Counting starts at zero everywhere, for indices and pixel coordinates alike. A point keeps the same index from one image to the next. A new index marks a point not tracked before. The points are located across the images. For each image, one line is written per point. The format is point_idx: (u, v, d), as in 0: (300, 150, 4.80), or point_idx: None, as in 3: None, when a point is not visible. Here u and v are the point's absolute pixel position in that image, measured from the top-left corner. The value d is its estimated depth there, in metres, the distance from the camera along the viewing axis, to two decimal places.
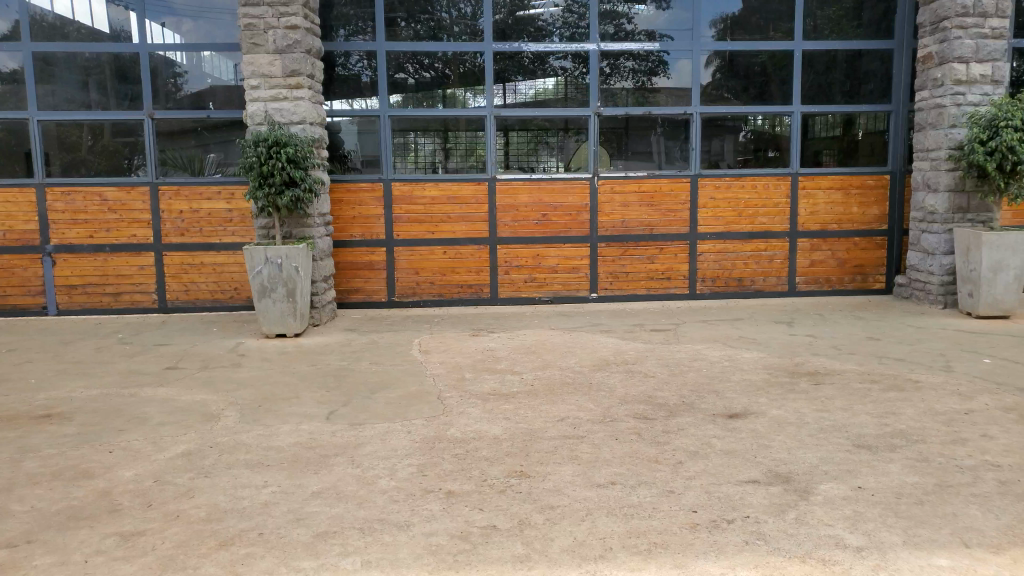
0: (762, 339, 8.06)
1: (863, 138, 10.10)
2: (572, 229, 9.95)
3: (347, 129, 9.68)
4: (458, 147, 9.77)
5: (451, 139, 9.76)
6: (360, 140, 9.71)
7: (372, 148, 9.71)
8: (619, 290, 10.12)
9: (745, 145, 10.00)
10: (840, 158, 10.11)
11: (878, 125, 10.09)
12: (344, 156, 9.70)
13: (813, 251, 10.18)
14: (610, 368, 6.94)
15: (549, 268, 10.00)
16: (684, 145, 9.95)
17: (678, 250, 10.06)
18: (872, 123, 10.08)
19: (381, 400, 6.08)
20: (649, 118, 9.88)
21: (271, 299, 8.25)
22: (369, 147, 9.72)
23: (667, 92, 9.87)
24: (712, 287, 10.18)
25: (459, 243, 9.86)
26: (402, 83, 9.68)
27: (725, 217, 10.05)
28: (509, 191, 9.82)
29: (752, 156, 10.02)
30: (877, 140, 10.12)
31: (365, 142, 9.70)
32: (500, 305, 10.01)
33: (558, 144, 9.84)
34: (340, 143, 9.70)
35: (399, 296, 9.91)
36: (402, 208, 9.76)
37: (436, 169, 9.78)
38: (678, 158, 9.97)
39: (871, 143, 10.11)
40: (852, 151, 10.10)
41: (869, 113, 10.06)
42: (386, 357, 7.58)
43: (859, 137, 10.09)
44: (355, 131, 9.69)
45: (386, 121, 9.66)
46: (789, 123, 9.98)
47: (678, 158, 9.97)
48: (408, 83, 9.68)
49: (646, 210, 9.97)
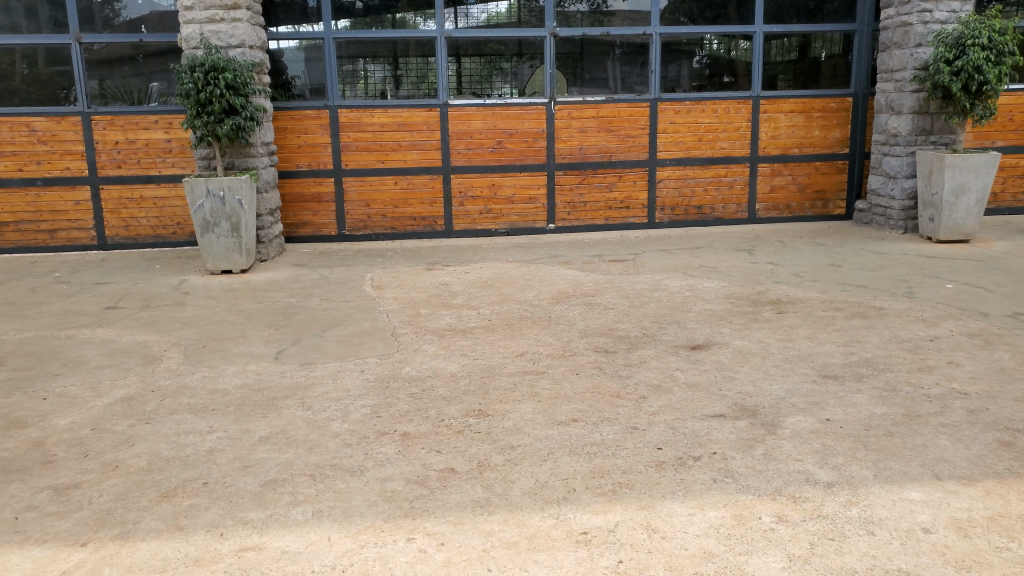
0: (723, 267, 7.93)
1: (821, 62, 9.85)
2: (529, 156, 9.59)
3: (290, 56, 9.11)
4: (409, 73, 9.27)
5: (403, 65, 9.25)
6: (304, 67, 9.16)
7: (318, 76, 9.18)
8: (578, 219, 9.86)
9: (700, 71, 9.68)
10: (800, 81, 9.86)
11: (835, 47, 9.83)
12: (289, 84, 9.16)
13: (774, 177, 10.00)
14: (569, 300, 6.74)
15: (506, 198, 9.68)
16: (643, 69, 9.58)
17: (637, 178, 9.81)
18: (830, 45, 9.82)
19: (332, 339, 5.81)
20: (606, 42, 9.47)
21: (214, 234, 7.84)
22: (314, 74, 9.18)
23: (624, 14, 9.42)
24: (672, 215, 9.98)
25: (412, 173, 9.46)
26: (348, 7, 9.05)
27: (685, 141, 9.78)
28: (462, 117, 9.39)
29: (707, 82, 9.71)
30: (836, 63, 9.89)
31: (309, 70, 9.16)
32: (455, 237, 9.70)
33: (512, 70, 9.40)
34: (283, 71, 9.14)
35: (351, 229, 9.54)
36: (351, 136, 9.28)
37: (385, 96, 9.29)
38: (638, 83, 9.59)
39: (830, 66, 9.88)
40: (812, 74, 9.86)
41: (830, 35, 9.78)
42: (338, 293, 7.28)
43: (818, 60, 9.84)
44: (299, 57, 9.13)
45: (331, 46, 9.10)
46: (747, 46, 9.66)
47: (638, 83, 9.60)
48: (355, 7, 9.06)
49: (605, 136, 9.65)
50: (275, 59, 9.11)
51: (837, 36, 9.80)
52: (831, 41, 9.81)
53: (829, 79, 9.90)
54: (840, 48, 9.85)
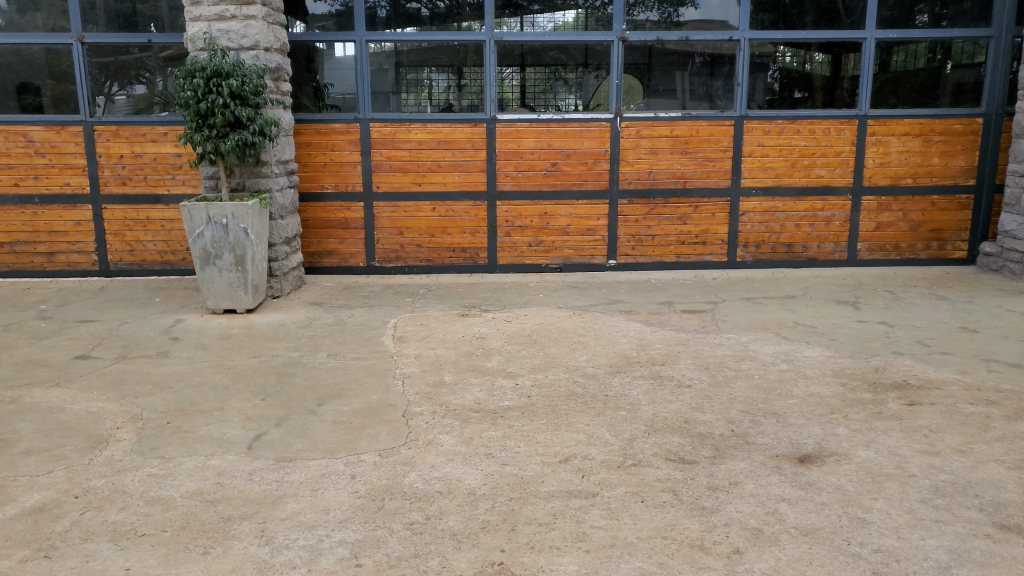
0: (824, 328, 6.41)
1: (937, 73, 8.19)
2: (589, 180, 8.25)
3: (319, 59, 7.97)
4: (474, 84, 8.06)
5: (467, 74, 8.04)
6: (357, 77, 8.00)
7: (364, 87, 8.01)
8: (644, 255, 8.46)
9: (774, 86, 8.17)
10: (904, 97, 8.23)
11: (915, 62, 8.15)
12: (326, 92, 8.03)
13: (880, 212, 8.40)
14: (631, 372, 5.34)
15: (558, 228, 8.35)
16: (710, 79, 8.13)
17: (716, 209, 8.36)
18: (948, 55, 8.15)
19: (327, 423, 4.57)
20: (685, 52, 8.04)
21: (216, 267, 6.74)
22: (350, 84, 8.03)
23: (700, 18, 8.01)
24: (756, 252, 8.48)
25: (452, 199, 8.23)
26: (415, 15, 7.91)
27: (776, 167, 8.28)
28: (513, 134, 8.11)
29: (779, 96, 8.18)
30: (956, 79, 8.22)
31: (351, 79, 8.01)
32: (499, 272, 8.42)
33: (576, 81, 8.08)
34: (318, 77, 8.01)
35: (381, 260, 8.36)
36: (385, 154, 8.11)
37: (450, 108, 8.09)
38: (706, 94, 8.15)
39: (949, 81, 8.21)
40: (928, 90, 8.22)
41: (933, 45, 8.10)
42: (349, 344, 6.04)
43: (932, 69, 8.18)
44: (341, 62, 7.98)
45: (384, 54, 7.97)
46: (830, 57, 8.12)
47: (714, 94, 8.16)
48: (422, 14, 7.91)
49: (680, 159, 8.24)
50: (307, 64, 7.98)
51: (940, 40, 8.08)
52: (951, 48, 8.13)
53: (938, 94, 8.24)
54: (965, 56, 8.17)
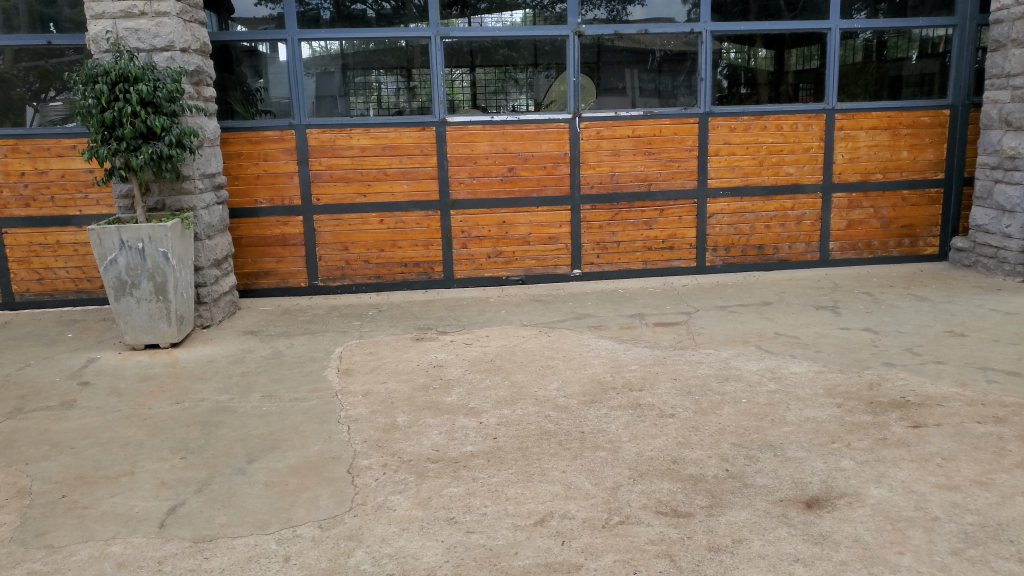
0: (807, 337, 5.93)
1: (883, 64, 7.79)
2: (548, 185, 7.68)
3: (250, 61, 7.25)
4: (427, 86, 7.42)
5: (419, 76, 7.40)
6: (301, 83, 7.30)
7: (307, 91, 7.32)
8: (610, 263, 7.93)
9: (719, 82, 7.71)
10: (856, 91, 7.85)
11: (854, 56, 7.77)
12: (265, 98, 7.32)
13: (851, 209, 8.03)
14: (607, 400, 4.75)
15: (516, 238, 7.75)
16: (656, 76, 7.63)
17: (683, 212, 7.88)
18: (897, 47, 7.77)
19: (257, 487, 3.90)
20: (649, 49, 7.56)
21: (133, 298, 5.95)
22: (293, 93, 7.30)
23: (649, 12, 7.48)
24: (726, 256, 8.02)
25: (401, 209, 7.55)
26: (360, 16, 7.25)
27: (744, 166, 7.85)
28: (465, 138, 7.50)
29: (726, 91, 7.73)
30: (906, 70, 7.86)
31: (295, 89, 7.30)
32: (456, 287, 7.77)
33: (528, 81, 7.51)
34: (254, 80, 7.29)
35: (325, 279, 7.60)
36: (324, 163, 7.40)
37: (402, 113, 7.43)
38: (653, 91, 7.64)
39: (897, 72, 7.85)
40: (882, 82, 7.85)
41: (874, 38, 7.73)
42: (286, 381, 5.33)
43: (878, 59, 7.78)
44: (283, 66, 7.27)
45: (331, 57, 7.29)
46: (773, 51, 7.67)
47: (662, 91, 7.65)
48: (367, 15, 7.25)
49: (643, 160, 7.73)
50: (241, 66, 7.25)
51: (886, 29, 7.72)
52: (897, 40, 7.76)
53: (887, 83, 7.85)
54: (906, 48, 7.79)
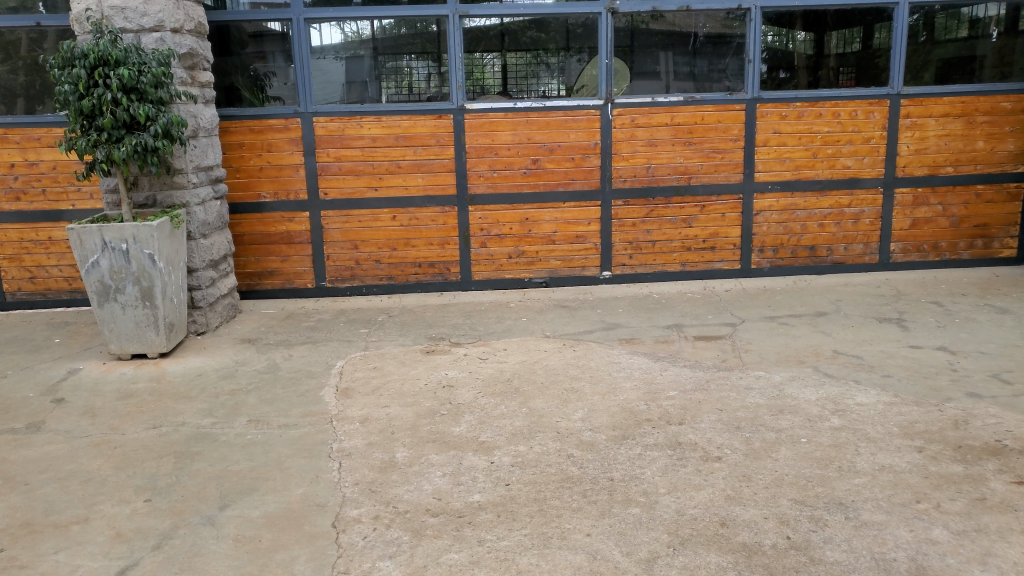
0: (871, 358, 5.16)
1: (931, 46, 6.92)
2: (576, 178, 6.98)
3: (267, 44, 6.65)
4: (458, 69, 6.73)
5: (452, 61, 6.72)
6: (329, 68, 6.70)
7: (332, 76, 6.71)
8: (644, 264, 7.19)
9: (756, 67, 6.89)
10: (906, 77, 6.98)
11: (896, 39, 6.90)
12: (283, 89, 6.72)
13: (916, 206, 7.19)
14: (641, 438, 4.07)
15: (541, 236, 7.07)
16: (690, 60, 6.85)
17: (726, 208, 7.11)
18: (946, 30, 6.88)
19: (225, 544, 3.27)
20: (684, 32, 6.79)
21: (118, 304, 5.38)
22: (324, 83, 6.71)
23: None
24: (773, 257, 7.23)
25: (415, 204, 6.91)
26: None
27: (796, 157, 7.06)
28: (485, 127, 6.82)
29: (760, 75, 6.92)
30: (959, 51, 6.94)
31: (325, 80, 6.71)
32: (474, 290, 7.11)
33: (559, 65, 6.79)
34: (268, 65, 6.68)
35: (333, 280, 7.00)
36: (333, 154, 6.78)
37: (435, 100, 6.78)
38: (688, 74, 6.87)
39: (948, 54, 6.94)
40: (933, 66, 6.96)
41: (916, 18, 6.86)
42: (278, 403, 4.73)
43: (923, 40, 6.91)
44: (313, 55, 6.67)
45: (364, 43, 6.64)
46: (813, 32, 6.82)
47: (699, 75, 6.88)
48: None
49: (683, 151, 6.99)
50: (264, 50, 6.65)
51: (934, 7, 6.84)
52: (945, 20, 6.87)
53: (937, 66, 6.97)
54: (955, 32, 6.89)
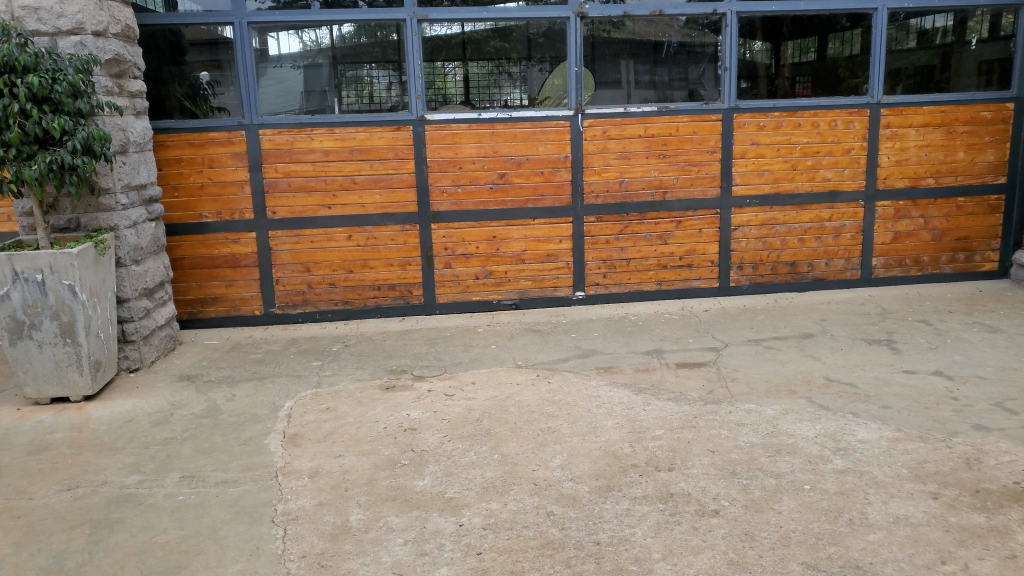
0: (867, 387, 4.81)
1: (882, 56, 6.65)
2: (545, 193, 6.55)
3: (214, 50, 6.10)
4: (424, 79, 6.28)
5: (418, 69, 6.25)
6: (286, 77, 6.20)
7: (290, 85, 6.20)
8: (619, 283, 6.78)
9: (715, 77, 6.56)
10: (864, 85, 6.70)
11: (848, 48, 6.64)
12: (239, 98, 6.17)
13: (897, 219, 6.92)
14: (627, 489, 3.63)
15: (509, 255, 6.62)
16: (651, 67, 6.46)
17: (703, 224, 6.75)
18: (896, 41, 6.65)
19: None
20: (646, 40, 6.41)
21: (34, 342, 4.77)
22: (279, 92, 6.21)
23: None
24: (752, 274, 6.89)
25: (373, 223, 6.40)
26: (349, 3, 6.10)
27: (774, 170, 6.73)
28: (447, 139, 6.35)
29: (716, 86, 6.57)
30: (910, 62, 6.69)
31: (281, 90, 6.21)
32: (439, 313, 6.61)
33: (521, 74, 6.36)
34: (217, 74, 6.14)
35: (282, 306, 6.45)
36: (282, 169, 6.26)
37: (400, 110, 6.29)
38: (648, 83, 6.48)
39: (902, 65, 6.69)
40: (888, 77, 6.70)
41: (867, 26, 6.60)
42: (216, 455, 4.19)
43: (876, 49, 6.65)
44: (269, 64, 6.16)
45: (323, 52, 6.13)
46: (768, 42, 6.52)
47: (659, 83, 6.49)
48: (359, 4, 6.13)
49: (657, 164, 6.61)
50: (214, 58, 6.12)
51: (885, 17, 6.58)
52: (893, 31, 6.62)
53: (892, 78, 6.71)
54: (904, 43, 6.66)
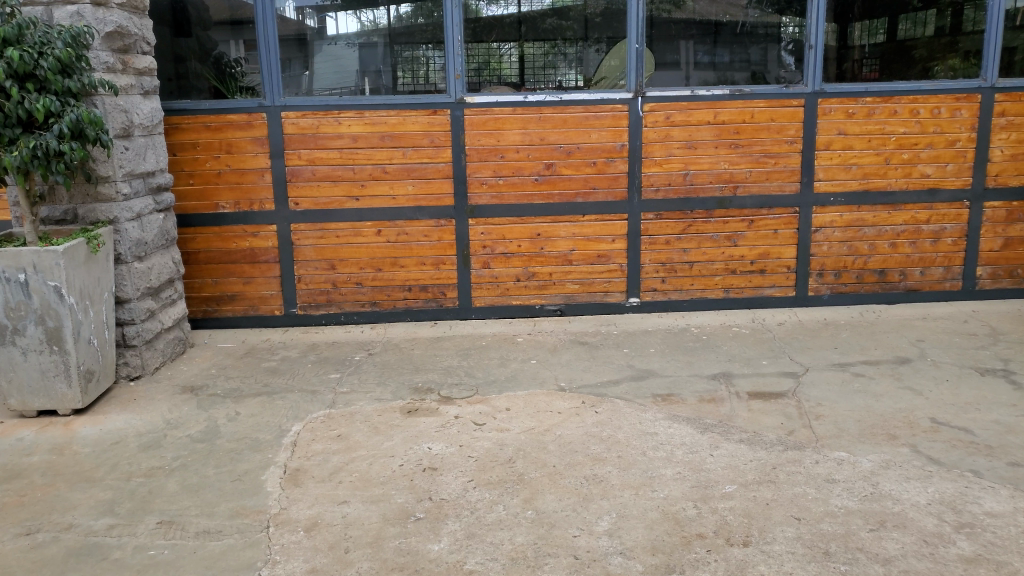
0: (987, 436, 3.95)
1: (954, 37, 5.68)
2: (597, 186, 5.77)
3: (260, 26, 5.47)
4: (478, 61, 5.60)
5: (474, 51, 5.59)
6: (342, 55, 5.55)
7: (347, 65, 5.56)
8: (679, 289, 5.95)
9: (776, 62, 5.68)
10: (935, 66, 5.71)
11: (922, 29, 5.66)
12: (299, 77, 5.56)
13: (1010, 223, 5.93)
14: (694, 572, 2.92)
15: (554, 255, 5.87)
16: (711, 48, 5.65)
17: (779, 224, 5.87)
18: (971, 21, 5.67)
19: None
20: (705, 21, 5.60)
21: (17, 348, 4.24)
22: (335, 71, 5.56)
23: None
24: (834, 282, 5.96)
25: (405, 216, 5.73)
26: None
27: (864, 164, 5.80)
28: (489, 125, 5.63)
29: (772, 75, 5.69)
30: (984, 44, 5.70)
31: (337, 70, 5.56)
32: (475, 318, 5.90)
33: (576, 56, 5.62)
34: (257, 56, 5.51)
35: (304, 306, 5.82)
36: (305, 156, 5.62)
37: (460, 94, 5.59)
38: (707, 65, 5.67)
39: (976, 46, 5.70)
40: (957, 61, 5.71)
41: (940, 3, 5.65)
42: (205, 493, 3.56)
43: (948, 29, 5.67)
44: (323, 42, 5.52)
45: (382, 32, 5.52)
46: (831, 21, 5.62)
47: (719, 65, 5.67)
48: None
49: (728, 155, 5.76)
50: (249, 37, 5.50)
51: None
52: (967, 11, 5.65)
53: (962, 61, 5.72)
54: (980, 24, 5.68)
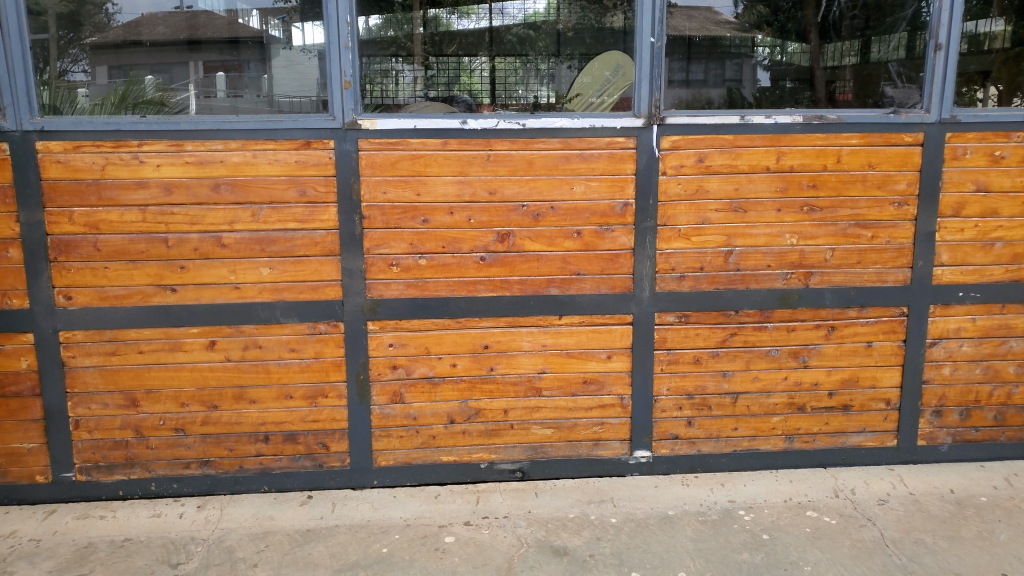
0: None
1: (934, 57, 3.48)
2: (585, 271, 3.46)
3: (219, 25, 3.26)
4: (445, 77, 3.46)
5: (438, 64, 3.46)
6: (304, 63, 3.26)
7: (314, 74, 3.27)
8: (715, 436, 3.66)
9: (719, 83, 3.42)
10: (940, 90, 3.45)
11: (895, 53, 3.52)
12: (259, 82, 3.26)
13: None
14: None
15: (512, 381, 3.53)
16: (684, 63, 3.41)
17: (876, 334, 3.62)
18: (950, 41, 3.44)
19: None
20: (677, 38, 3.39)
21: None
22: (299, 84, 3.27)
23: None
24: (958, 425, 3.73)
25: (256, 318, 3.38)
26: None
27: (1014, 239, 3.59)
28: (405, 167, 3.31)
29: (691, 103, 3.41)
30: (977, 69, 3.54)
31: (301, 81, 3.27)
32: (378, 486, 3.54)
33: (550, 74, 3.46)
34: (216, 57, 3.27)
35: (84, 468, 3.45)
36: (81, 218, 3.25)
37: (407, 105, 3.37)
38: (680, 84, 3.41)
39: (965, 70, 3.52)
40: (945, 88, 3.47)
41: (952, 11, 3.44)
42: None
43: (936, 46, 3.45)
44: (284, 47, 3.25)
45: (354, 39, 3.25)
46: (893, 30, 3.50)
47: (693, 82, 3.42)
48: None
49: (799, 222, 3.50)
50: (191, 37, 3.26)
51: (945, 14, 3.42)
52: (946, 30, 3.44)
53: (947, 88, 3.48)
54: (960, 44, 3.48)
